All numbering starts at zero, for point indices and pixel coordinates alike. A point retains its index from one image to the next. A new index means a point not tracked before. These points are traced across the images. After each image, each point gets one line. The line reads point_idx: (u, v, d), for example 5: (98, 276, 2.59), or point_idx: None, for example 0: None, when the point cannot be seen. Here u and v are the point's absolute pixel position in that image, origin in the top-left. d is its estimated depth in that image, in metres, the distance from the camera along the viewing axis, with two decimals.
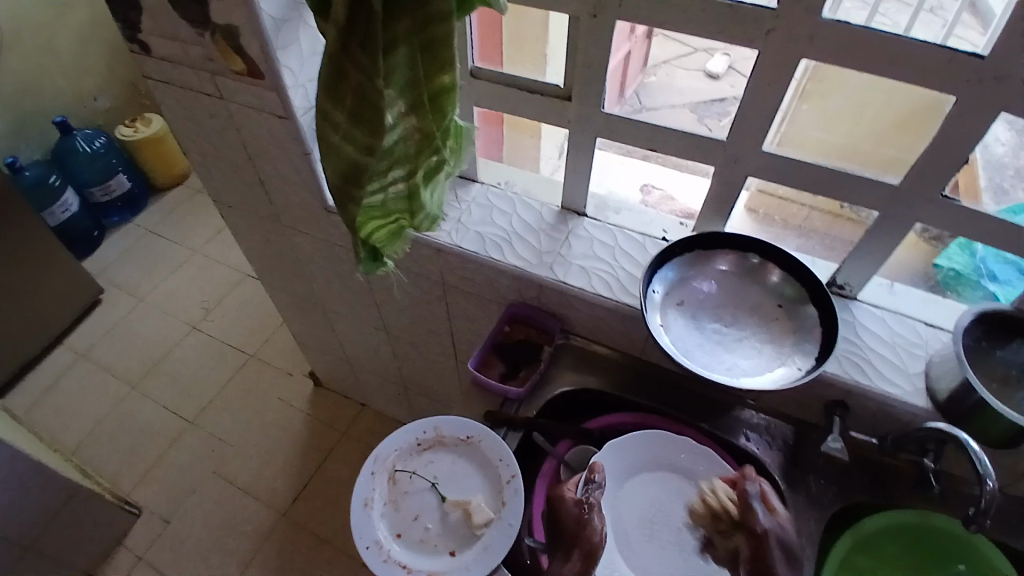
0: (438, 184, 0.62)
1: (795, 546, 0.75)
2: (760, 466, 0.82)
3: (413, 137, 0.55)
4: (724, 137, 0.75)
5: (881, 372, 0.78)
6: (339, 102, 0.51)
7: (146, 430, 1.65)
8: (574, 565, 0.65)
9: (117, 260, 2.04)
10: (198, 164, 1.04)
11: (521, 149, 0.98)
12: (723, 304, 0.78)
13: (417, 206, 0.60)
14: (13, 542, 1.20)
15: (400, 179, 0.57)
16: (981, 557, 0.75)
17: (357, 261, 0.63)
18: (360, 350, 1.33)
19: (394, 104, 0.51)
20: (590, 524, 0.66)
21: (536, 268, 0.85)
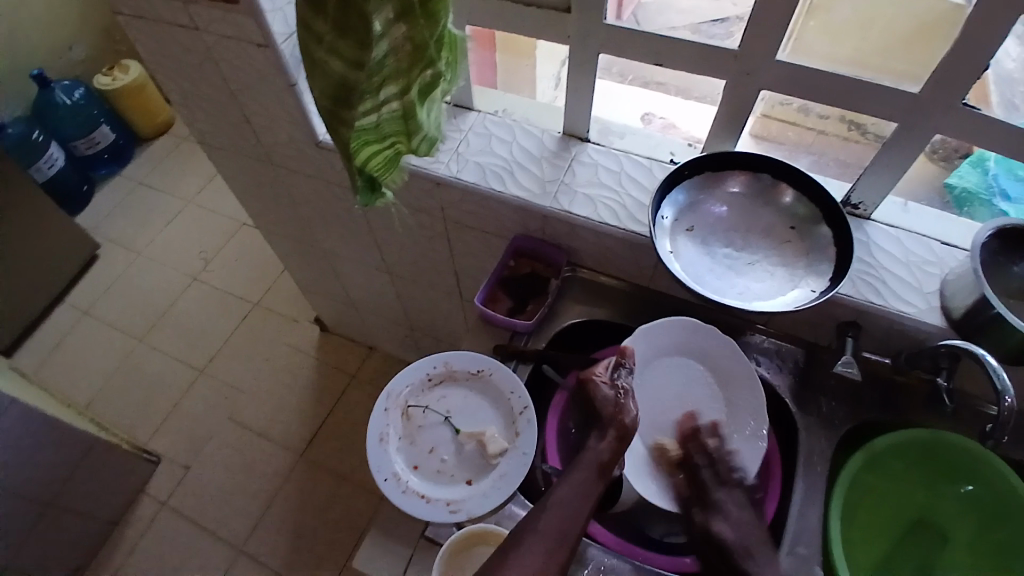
0: (433, 101, 0.57)
1: (804, 466, 0.76)
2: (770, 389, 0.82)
3: (404, 49, 0.50)
4: (735, 47, 0.70)
5: (895, 291, 0.76)
6: (320, 12, 0.47)
7: (157, 382, 1.67)
8: (610, 442, 0.65)
9: (110, 214, 2.01)
10: (181, 106, 0.99)
11: (518, 73, 0.93)
12: (734, 227, 0.76)
13: (413, 127, 0.56)
14: (39, 493, 1.23)
15: (393, 98, 0.53)
16: (989, 472, 0.76)
17: (355, 193, 0.60)
18: (364, 292, 1.31)
19: (382, 12, 0.46)
20: (624, 405, 0.68)
21: (539, 199, 0.82)
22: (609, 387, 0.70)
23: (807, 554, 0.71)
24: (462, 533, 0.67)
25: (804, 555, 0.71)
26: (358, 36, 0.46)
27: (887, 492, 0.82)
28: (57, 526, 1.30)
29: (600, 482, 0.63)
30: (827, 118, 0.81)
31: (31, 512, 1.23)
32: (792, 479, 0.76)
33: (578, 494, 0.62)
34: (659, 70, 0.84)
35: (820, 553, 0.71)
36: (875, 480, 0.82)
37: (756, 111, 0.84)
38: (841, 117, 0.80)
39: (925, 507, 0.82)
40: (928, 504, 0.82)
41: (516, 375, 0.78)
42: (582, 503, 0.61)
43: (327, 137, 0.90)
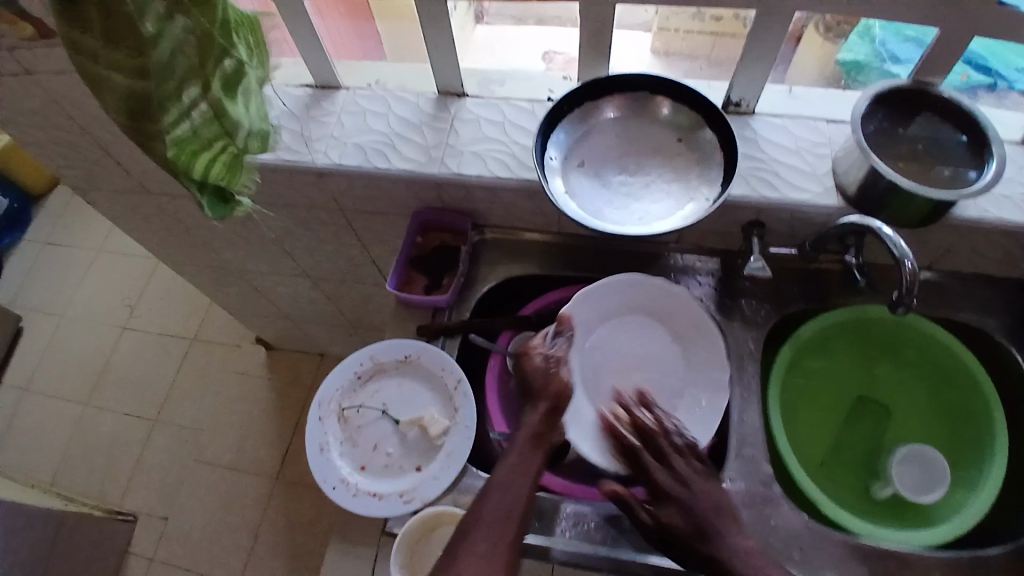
0: (249, 94, 0.56)
1: (738, 370, 0.78)
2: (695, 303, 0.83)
3: (189, 43, 0.49)
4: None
5: (789, 181, 0.76)
6: (85, 26, 0.46)
7: (114, 441, 1.60)
8: (543, 410, 0.67)
9: (21, 283, 1.89)
10: (36, 154, 0.92)
11: (405, 42, 0.88)
12: (624, 152, 0.75)
13: (233, 124, 0.54)
14: None
15: (199, 98, 0.51)
16: (929, 340, 0.80)
17: (204, 207, 0.56)
18: (293, 302, 1.27)
19: (149, 7, 0.45)
20: (557, 372, 0.70)
21: (426, 168, 0.79)
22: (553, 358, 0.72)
23: (754, 453, 0.73)
24: (419, 522, 0.67)
25: (752, 454, 0.73)
26: (129, 39, 0.46)
27: (833, 376, 0.85)
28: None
29: (538, 452, 0.63)
30: (721, 21, 0.80)
31: None
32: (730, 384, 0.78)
33: (521, 477, 0.61)
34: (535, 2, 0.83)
35: (766, 448, 0.74)
36: (814, 364, 0.85)
37: (651, 27, 0.85)
38: (732, 14, 0.78)
39: (864, 382, 0.85)
40: (866, 378, 0.85)
41: (445, 352, 0.77)
42: (522, 482, 0.61)
43: None
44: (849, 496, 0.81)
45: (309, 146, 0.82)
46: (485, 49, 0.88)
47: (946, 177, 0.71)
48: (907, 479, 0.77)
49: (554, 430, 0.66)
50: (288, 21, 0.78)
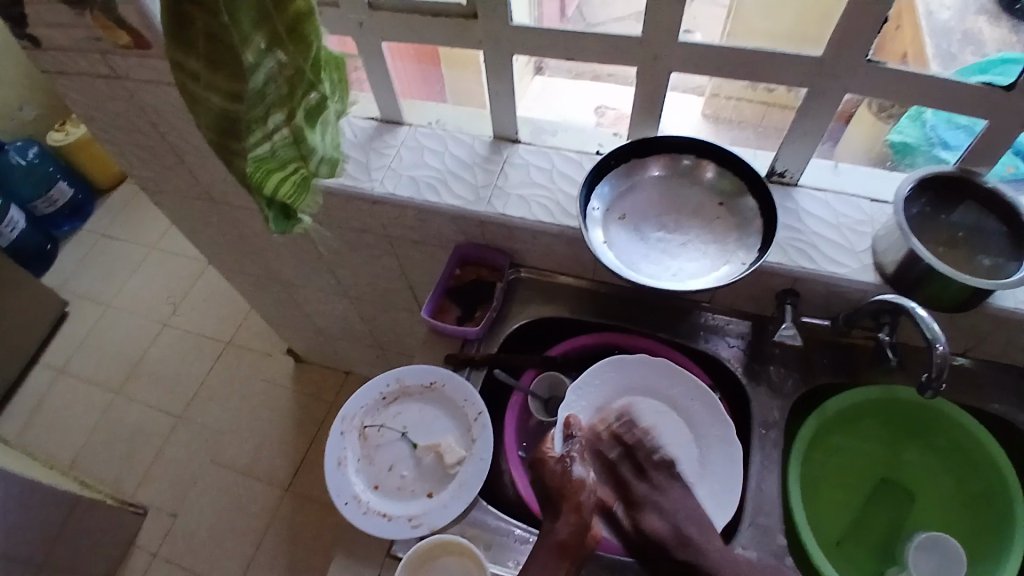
0: (327, 123, 0.60)
1: (759, 435, 0.78)
2: (723, 365, 0.83)
3: (281, 76, 0.53)
4: (639, 35, 0.72)
5: (826, 254, 0.78)
6: (190, 51, 0.49)
7: (137, 431, 1.65)
8: (568, 521, 0.65)
9: (76, 269, 1.99)
10: (114, 153, 0.99)
11: (464, 87, 0.93)
12: (664, 210, 0.77)
13: (308, 151, 0.59)
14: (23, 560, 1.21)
15: (281, 124, 0.56)
16: (957, 428, 0.78)
17: (269, 221, 0.61)
18: (328, 317, 1.32)
19: (252, 41, 0.49)
20: (572, 478, 0.68)
21: (473, 205, 0.83)
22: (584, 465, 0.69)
23: (769, 524, 0.72)
24: (421, 549, 0.67)
25: (766, 524, 0.73)
26: (229, 67, 0.50)
27: (857, 454, 0.84)
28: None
29: (562, 563, 0.63)
30: (773, 92, 0.83)
31: None
32: (750, 450, 0.78)
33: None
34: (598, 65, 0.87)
35: (782, 521, 0.73)
36: (841, 440, 0.84)
37: (705, 91, 0.88)
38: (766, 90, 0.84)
39: (888, 463, 0.84)
40: (890, 460, 0.84)
41: (469, 382, 0.79)
42: None
43: None
44: None
45: (366, 174, 0.87)
46: (542, 97, 0.93)
47: (987, 266, 0.72)
48: (925, 565, 0.74)
49: (580, 536, 0.65)
50: (363, 58, 0.85)
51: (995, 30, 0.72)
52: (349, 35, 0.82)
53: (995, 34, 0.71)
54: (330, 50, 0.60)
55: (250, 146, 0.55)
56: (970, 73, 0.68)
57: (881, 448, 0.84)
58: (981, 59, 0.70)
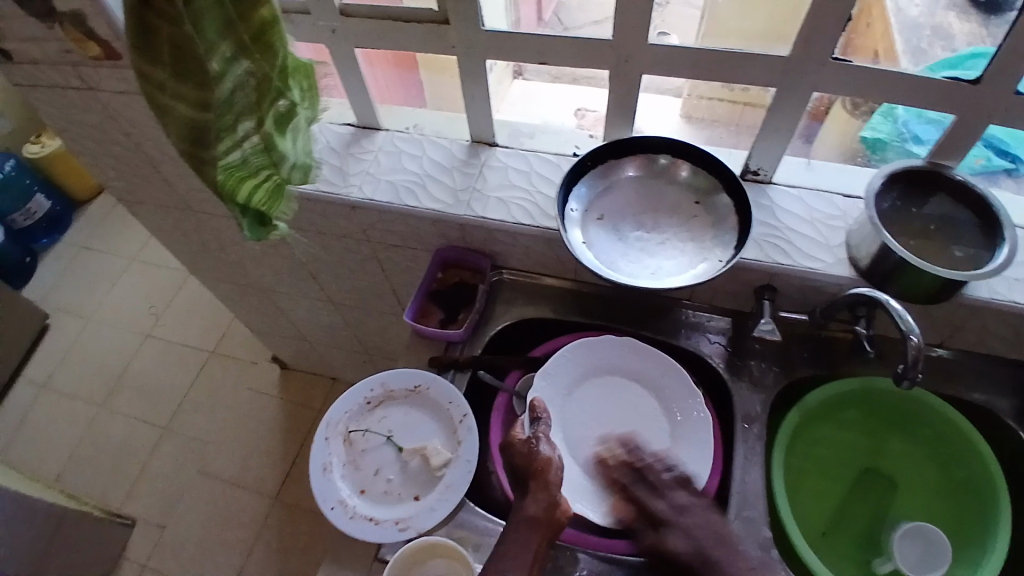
0: (297, 129, 0.61)
1: (742, 429, 0.79)
2: (705, 361, 0.84)
3: (248, 83, 0.54)
4: (609, 36, 0.73)
5: (801, 250, 0.79)
6: (155, 61, 0.49)
7: (122, 444, 1.63)
8: (539, 497, 0.64)
9: (55, 283, 1.96)
10: (90, 165, 0.98)
11: (444, 92, 0.94)
12: (641, 209, 0.78)
13: (278, 158, 0.59)
14: None
15: (251, 131, 0.56)
16: (937, 417, 0.80)
17: (244, 229, 0.60)
18: (312, 323, 1.31)
19: (217, 49, 0.50)
20: (540, 455, 0.66)
21: (453, 209, 0.83)
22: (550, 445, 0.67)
23: (755, 517, 0.74)
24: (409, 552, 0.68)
25: (751, 517, 0.74)
26: (197, 75, 0.49)
27: (840, 446, 0.85)
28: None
29: (536, 541, 0.61)
30: (748, 92, 0.84)
31: None
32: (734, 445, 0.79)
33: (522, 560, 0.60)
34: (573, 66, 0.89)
35: (766, 513, 0.74)
36: (824, 433, 0.85)
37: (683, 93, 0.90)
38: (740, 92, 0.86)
39: (873, 454, 0.85)
40: (875, 450, 0.85)
41: (453, 385, 0.79)
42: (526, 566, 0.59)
43: None
44: (851, 570, 0.80)
45: (345, 180, 0.87)
46: (522, 101, 0.93)
47: (958, 257, 0.73)
48: (910, 555, 0.75)
49: (552, 512, 0.63)
50: (338, 65, 0.85)
51: (965, 24, 0.70)
52: (323, 42, 0.82)
53: (965, 25, 0.70)
54: (300, 58, 0.60)
55: (222, 153, 0.55)
56: (940, 68, 0.70)
57: (863, 439, 0.85)
58: (951, 53, 0.71)
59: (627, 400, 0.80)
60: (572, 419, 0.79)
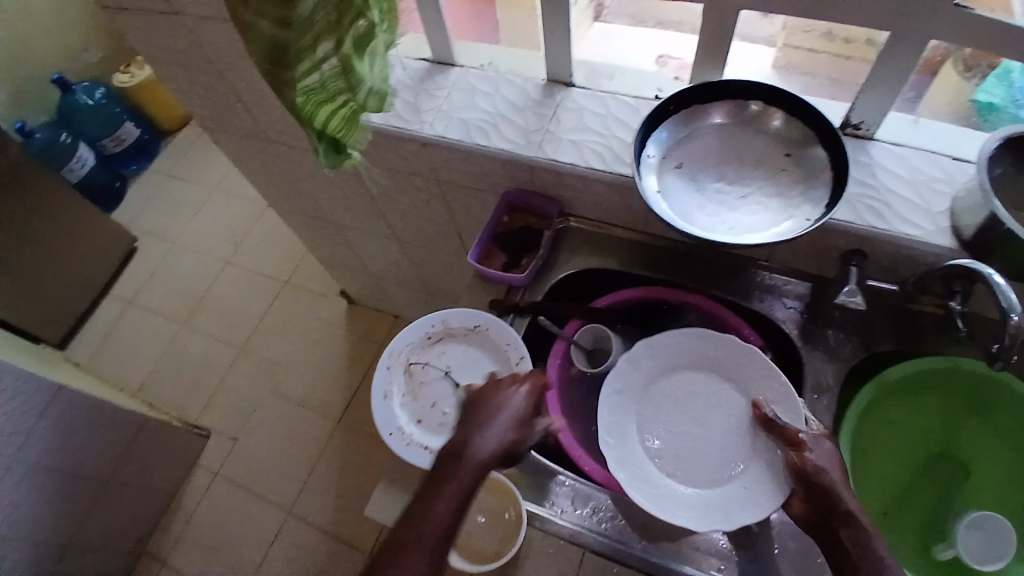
0: (375, 55, 0.60)
1: (810, 400, 0.76)
2: (777, 325, 0.81)
3: (331, 4, 0.52)
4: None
5: (898, 214, 0.72)
6: None
7: (201, 361, 1.76)
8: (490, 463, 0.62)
9: (145, 207, 2.09)
10: (175, 90, 1.01)
11: (519, 28, 0.91)
12: (724, 159, 0.74)
13: (356, 81, 0.58)
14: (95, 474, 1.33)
15: (330, 54, 0.55)
16: None
17: (317, 154, 0.61)
18: (378, 260, 1.35)
19: None
20: (510, 428, 0.63)
21: (524, 149, 0.81)
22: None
23: None
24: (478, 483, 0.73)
25: None
26: None
27: (911, 428, 0.80)
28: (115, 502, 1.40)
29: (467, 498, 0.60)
30: (852, 42, 0.79)
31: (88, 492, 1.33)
32: None
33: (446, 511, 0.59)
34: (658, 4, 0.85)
35: None
36: (896, 414, 0.80)
37: (776, 43, 0.83)
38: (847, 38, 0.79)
39: (942, 444, 0.80)
40: (944, 441, 0.80)
41: (513, 328, 0.79)
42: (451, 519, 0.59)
43: None
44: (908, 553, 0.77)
45: (417, 116, 0.86)
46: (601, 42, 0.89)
47: None
48: (972, 544, 0.70)
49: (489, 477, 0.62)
50: None
51: None
52: None
53: None
54: None
55: (301, 75, 0.55)
56: None
57: (939, 423, 0.80)
58: None
59: (709, 400, 0.73)
60: (652, 416, 0.73)
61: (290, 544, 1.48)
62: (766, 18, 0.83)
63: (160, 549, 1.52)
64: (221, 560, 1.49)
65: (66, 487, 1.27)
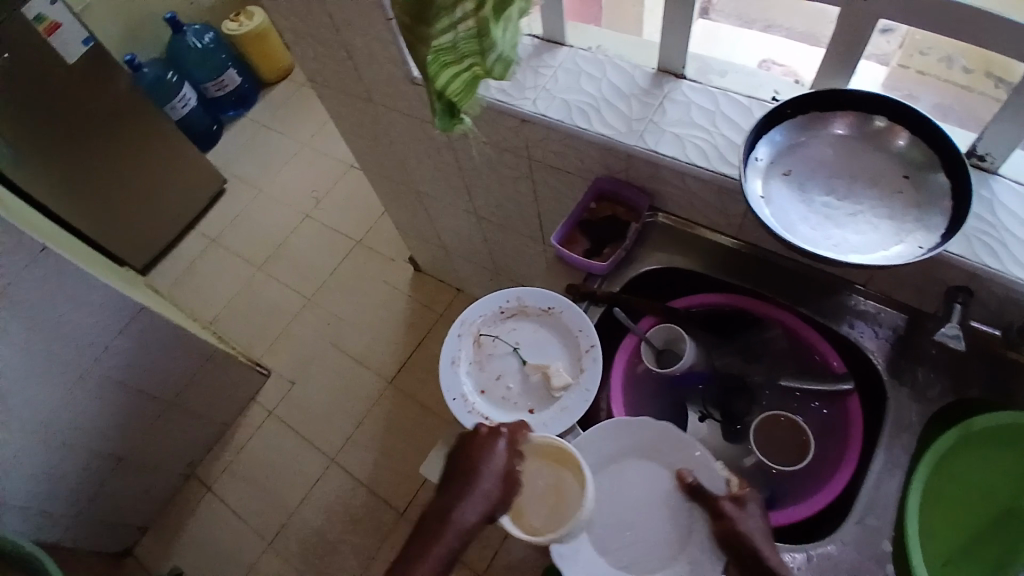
0: (512, 22, 0.57)
1: (888, 436, 0.72)
2: (863, 353, 0.77)
3: None
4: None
5: (1017, 257, 0.67)
6: None
7: (271, 305, 1.84)
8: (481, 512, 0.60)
9: (237, 152, 2.19)
10: (290, 42, 1.05)
11: (621, 11, 0.91)
12: (836, 172, 0.71)
13: (488, 48, 0.57)
14: (161, 395, 1.41)
15: (468, 15, 0.54)
16: None
17: (435, 118, 0.63)
18: (454, 232, 1.37)
19: None
20: (490, 474, 0.62)
21: (624, 137, 0.79)
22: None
23: (878, 526, 0.68)
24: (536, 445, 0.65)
25: (873, 526, 0.68)
26: None
27: (975, 485, 0.76)
28: (176, 423, 1.49)
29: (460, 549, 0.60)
30: (970, 74, 0.74)
31: (154, 409, 1.42)
32: (873, 448, 0.73)
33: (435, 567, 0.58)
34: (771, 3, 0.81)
35: (893, 528, 0.68)
36: (959, 471, 0.75)
37: (890, 61, 0.78)
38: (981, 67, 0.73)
39: (1017, 497, 0.75)
40: (1021, 494, 0.75)
41: (586, 315, 0.79)
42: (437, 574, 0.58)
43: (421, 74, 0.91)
44: None
45: (520, 92, 0.86)
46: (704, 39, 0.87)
47: None
48: None
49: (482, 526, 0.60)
50: None
51: None
52: None
53: None
54: None
55: (437, 32, 0.55)
56: None
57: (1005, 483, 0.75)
58: None
59: (639, 474, 0.70)
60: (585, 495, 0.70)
61: (328, 491, 1.54)
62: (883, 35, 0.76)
63: (210, 474, 1.61)
64: (263, 495, 1.56)
65: (135, 402, 1.36)
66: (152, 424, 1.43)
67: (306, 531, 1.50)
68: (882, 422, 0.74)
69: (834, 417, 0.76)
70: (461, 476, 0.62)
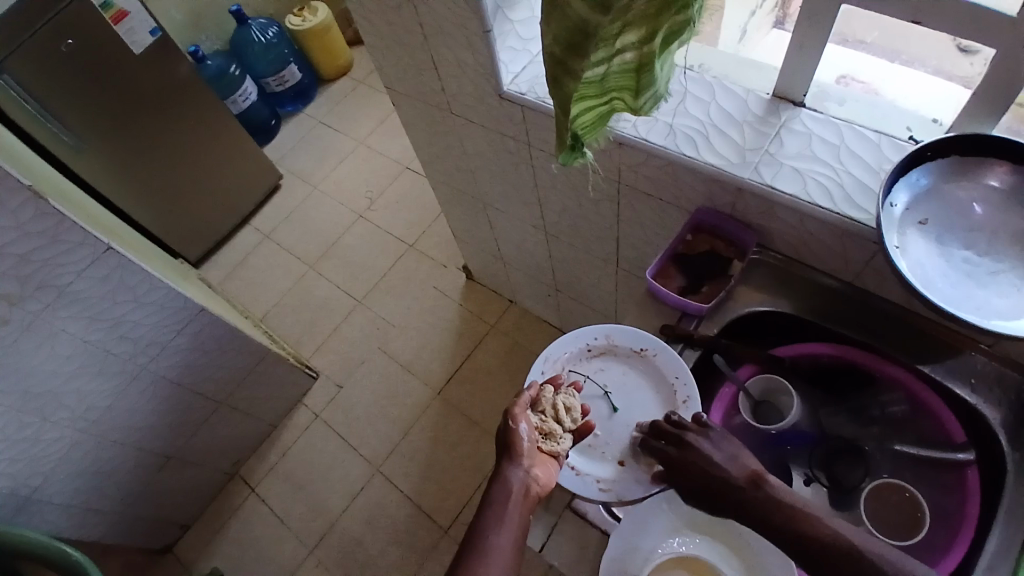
0: (669, 56, 0.58)
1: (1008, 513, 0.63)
2: (980, 419, 0.68)
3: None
4: (1013, 12, 0.58)
5: None
6: None
7: (322, 304, 1.82)
8: (535, 472, 0.70)
9: (293, 148, 2.19)
10: (372, 47, 1.02)
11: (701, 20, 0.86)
12: (980, 224, 0.63)
13: (643, 82, 0.57)
14: (212, 393, 1.40)
15: (628, 48, 0.55)
16: None
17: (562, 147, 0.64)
18: (517, 246, 1.32)
19: None
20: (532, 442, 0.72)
21: (735, 169, 0.73)
22: (528, 423, 0.73)
23: None
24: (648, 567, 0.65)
25: None
26: None
27: None
28: (225, 422, 1.48)
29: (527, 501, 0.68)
30: None
31: (204, 406, 1.40)
32: (987, 528, 0.63)
33: (504, 523, 0.66)
34: (894, 36, 0.74)
35: None
36: None
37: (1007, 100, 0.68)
38: None
39: None
40: None
41: (683, 360, 0.74)
42: (511, 524, 0.66)
43: (512, 88, 0.87)
44: None
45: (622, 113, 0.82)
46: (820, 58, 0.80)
47: None
48: None
49: (538, 487, 0.69)
50: None
51: None
52: None
53: None
54: None
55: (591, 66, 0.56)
56: None
57: None
58: None
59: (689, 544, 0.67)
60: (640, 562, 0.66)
61: (372, 499, 1.51)
62: (965, 57, 0.70)
63: (254, 474, 1.60)
64: (306, 499, 1.55)
65: (185, 400, 1.35)
66: (199, 422, 1.42)
67: (348, 538, 1.48)
68: (1000, 500, 0.64)
69: (948, 492, 0.67)
70: (506, 448, 0.71)
